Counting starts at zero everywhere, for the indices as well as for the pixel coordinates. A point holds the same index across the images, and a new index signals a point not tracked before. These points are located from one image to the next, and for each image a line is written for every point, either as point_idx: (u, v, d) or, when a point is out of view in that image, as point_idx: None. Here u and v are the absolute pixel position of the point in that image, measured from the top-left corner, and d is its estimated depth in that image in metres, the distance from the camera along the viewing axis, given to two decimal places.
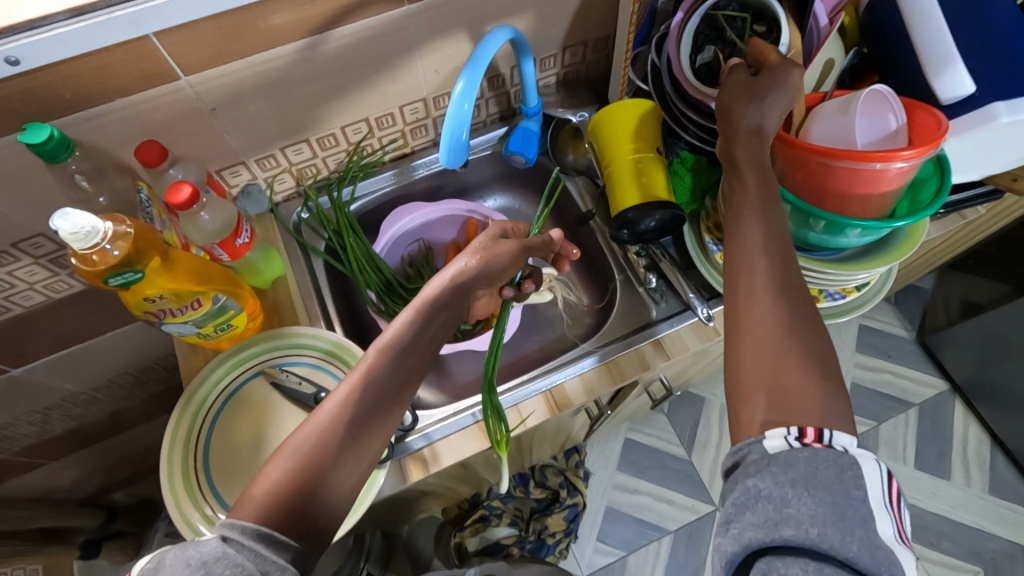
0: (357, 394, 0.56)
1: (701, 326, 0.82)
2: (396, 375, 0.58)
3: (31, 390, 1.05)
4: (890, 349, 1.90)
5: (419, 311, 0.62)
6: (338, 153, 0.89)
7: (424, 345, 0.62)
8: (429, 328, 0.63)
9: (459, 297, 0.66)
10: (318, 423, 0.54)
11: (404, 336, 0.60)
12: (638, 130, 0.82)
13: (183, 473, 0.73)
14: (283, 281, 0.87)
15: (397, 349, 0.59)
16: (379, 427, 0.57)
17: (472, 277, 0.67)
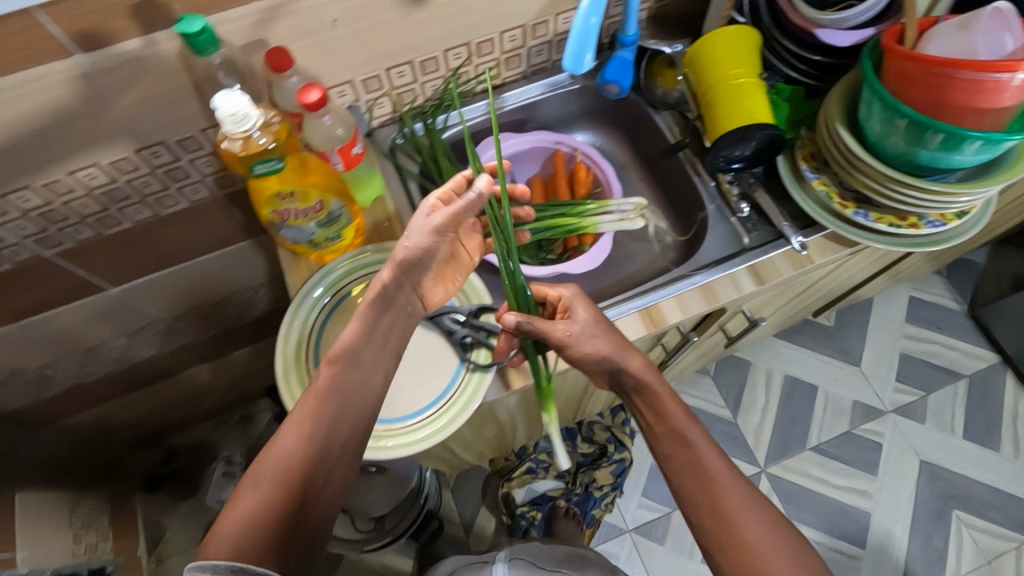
0: (310, 412, 0.66)
1: (795, 253, 0.83)
2: (342, 392, 0.67)
3: (125, 309, 1.11)
4: (938, 321, 1.92)
5: (361, 318, 0.69)
6: (436, 78, 0.91)
7: (372, 351, 0.70)
8: (377, 331, 0.70)
9: (401, 291, 0.71)
10: (282, 447, 0.64)
11: (349, 348, 0.68)
12: (739, 57, 0.83)
13: (297, 375, 0.77)
14: (382, 201, 0.90)
15: (345, 363, 0.68)
16: (345, 439, 0.67)
17: (411, 263, 0.69)
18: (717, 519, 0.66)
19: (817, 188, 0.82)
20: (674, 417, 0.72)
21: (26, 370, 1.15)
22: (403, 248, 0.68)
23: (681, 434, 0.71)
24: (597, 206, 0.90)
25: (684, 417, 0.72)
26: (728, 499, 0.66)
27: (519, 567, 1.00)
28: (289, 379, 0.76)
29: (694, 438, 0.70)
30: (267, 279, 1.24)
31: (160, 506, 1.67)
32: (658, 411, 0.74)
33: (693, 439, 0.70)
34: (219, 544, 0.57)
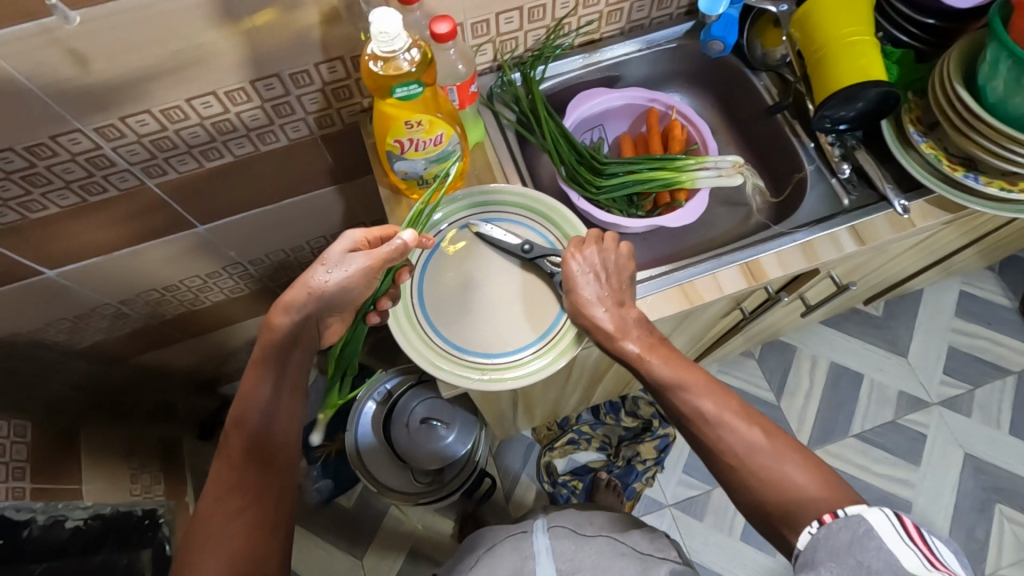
0: (229, 471, 0.65)
1: (896, 216, 0.83)
2: (256, 447, 0.67)
3: (206, 249, 1.14)
4: (990, 317, 1.88)
5: (261, 373, 0.69)
6: (539, 28, 0.91)
7: (283, 398, 0.70)
8: (280, 381, 0.70)
9: (308, 329, 0.72)
10: (210, 517, 0.63)
11: (256, 403, 0.69)
12: (854, 14, 0.82)
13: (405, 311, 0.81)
14: (482, 147, 0.90)
15: (252, 418, 0.68)
16: (284, 456, 0.69)
17: (323, 301, 0.71)
18: (718, 455, 0.64)
19: (925, 151, 0.82)
20: (640, 365, 0.71)
21: (104, 304, 1.18)
22: (322, 281, 0.71)
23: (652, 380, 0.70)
24: (695, 161, 0.91)
25: (652, 359, 0.71)
26: (720, 437, 0.64)
27: (560, 538, 0.91)
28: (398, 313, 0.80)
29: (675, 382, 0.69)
30: (340, 230, 1.25)
31: (209, 455, 1.71)
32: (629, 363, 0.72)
33: (672, 385, 0.69)
34: None
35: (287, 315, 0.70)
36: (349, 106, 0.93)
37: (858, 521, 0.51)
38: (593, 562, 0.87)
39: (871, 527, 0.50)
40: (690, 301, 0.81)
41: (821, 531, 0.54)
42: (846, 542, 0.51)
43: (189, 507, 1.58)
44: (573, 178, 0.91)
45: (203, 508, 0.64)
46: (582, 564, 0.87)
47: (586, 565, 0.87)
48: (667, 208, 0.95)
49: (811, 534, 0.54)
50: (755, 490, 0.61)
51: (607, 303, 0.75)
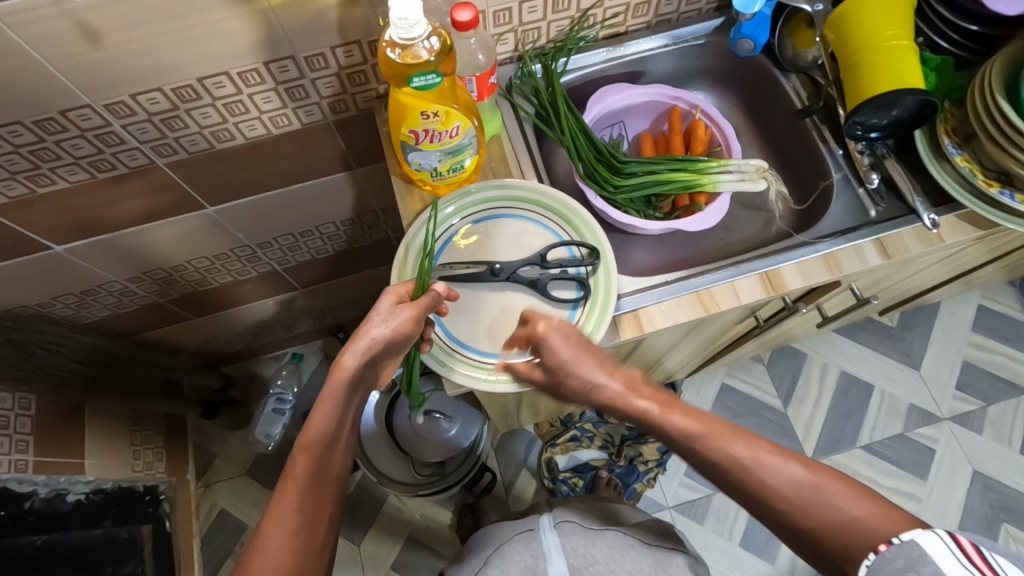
0: (292, 499, 0.64)
1: (924, 231, 0.80)
2: (320, 477, 0.66)
3: (214, 230, 1.13)
4: (1007, 333, 1.84)
5: (332, 403, 0.69)
6: (563, 19, 0.88)
7: (342, 431, 0.70)
8: (342, 410, 0.70)
9: (367, 370, 0.72)
10: (267, 539, 0.62)
11: (323, 432, 0.68)
12: (893, 17, 0.79)
13: None
14: (498, 139, 0.88)
15: (320, 445, 0.67)
16: (332, 487, 0.69)
17: (379, 350, 0.71)
18: (755, 496, 0.63)
19: (959, 164, 0.79)
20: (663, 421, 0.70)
21: (112, 281, 1.18)
22: (370, 338, 0.70)
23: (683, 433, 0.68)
24: (718, 164, 0.88)
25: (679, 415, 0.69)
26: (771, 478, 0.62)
27: (569, 533, 0.88)
28: None
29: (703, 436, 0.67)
30: (350, 217, 1.23)
31: (212, 433, 1.72)
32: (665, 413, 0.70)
33: (699, 435, 0.67)
34: None
35: (351, 356, 0.69)
36: (364, 92, 0.91)
37: (911, 546, 0.51)
38: (606, 556, 0.85)
39: (925, 551, 0.50)
40: (707, 309, 0.79)
41: (878, 561, 0.53)
42: (901, 567, 0.51)
43: (190, 485, 1.59)
44: (590, 176, 0.89)
45: (257, 535, 0.63)
46: (595, 559, 0.85)
47: (600, 559, 0.85)
48: (685, 212, 0.92)
49: (868, 566, 0.54)
50: (813, 525, 0.59)
51: (607, 366, 0.73)
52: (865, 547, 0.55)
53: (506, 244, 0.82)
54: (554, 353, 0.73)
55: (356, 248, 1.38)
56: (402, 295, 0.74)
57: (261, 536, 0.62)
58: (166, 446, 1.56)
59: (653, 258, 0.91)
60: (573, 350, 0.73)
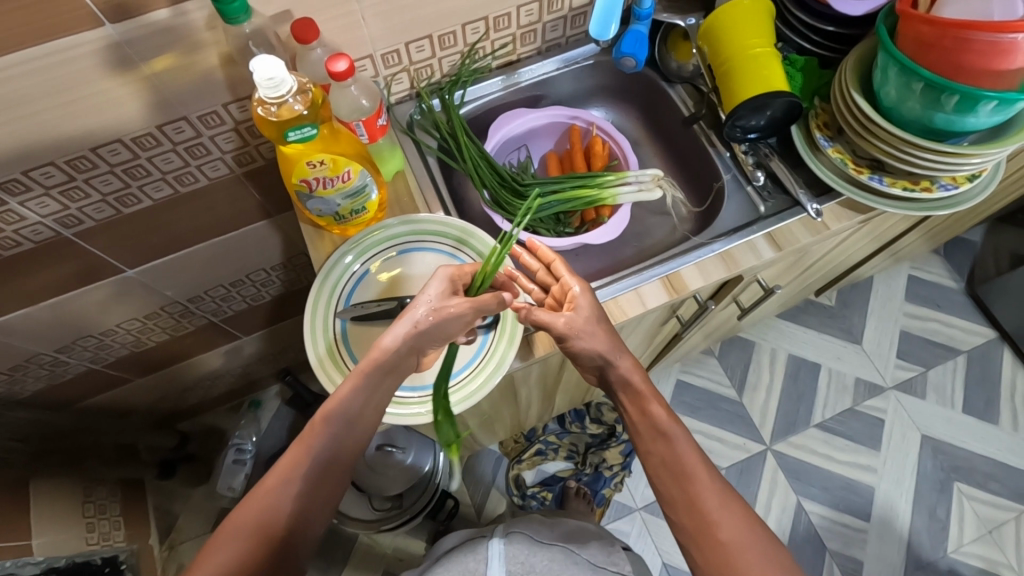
0: (295, 463, 0.67)
1: (810, 221, 0.85)
2: (328, 451, 0.68)
3: (138, 291, 1.12)
4: (938, 300, 1.93)
5: (361, 381, 0.69)
6: (453, 53, 0.92)
7: (366, 411, 0.71)
8: (373, 393, 0.71)
9: (405, 359, 0.72)
10: (265, 493, 0.66)
11: (345, 407, 0.69)
12: (754, 26, 0.84)
13: (327, 353, 0.78)
14: (402, 175, 0.90)
15: (339, 420, 0.69)
16: (335, 473, 0.69)
17: (421, 336, 0.71)
18: (694, 518, 0.65)
19: (832, 155, 0.84)
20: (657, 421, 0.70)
21: (40, 354, 1.16)
22: (422, 320, 0.71)
23: (662, 433, 0.69)
24: (615, 177, 0.92)
25: (666, 415, 0.71)
26: (715, 512, 0.64)
27: (516, 542, 0.92)
28: (320, 357, 0.77)
29: (676, 441, 0.69)
30: (281, 262, 1.24)
31: (173, 491, 1.69)
32: (644, 408, 0.72)
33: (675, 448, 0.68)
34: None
35: (391, 336, 0.70)
36: (267, 142, 0.92)
37: None
38: (546, 565, 0.90)
39: None
40: (616, 317, 0.82)
41: None
42: None
43: (153, 550, 1.55)
44: (496, 202, 0.92)
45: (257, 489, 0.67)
46: (534, 567, 0.89)
47: (539, 569, 0.89)
48: (591, 226, 0.96)
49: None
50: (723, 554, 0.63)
51: (619, 347, 0.73)
52: None
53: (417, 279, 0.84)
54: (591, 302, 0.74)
55: (294, 291, 1.38)
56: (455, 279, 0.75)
57: (266, 480, 0.67)
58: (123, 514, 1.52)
59: None
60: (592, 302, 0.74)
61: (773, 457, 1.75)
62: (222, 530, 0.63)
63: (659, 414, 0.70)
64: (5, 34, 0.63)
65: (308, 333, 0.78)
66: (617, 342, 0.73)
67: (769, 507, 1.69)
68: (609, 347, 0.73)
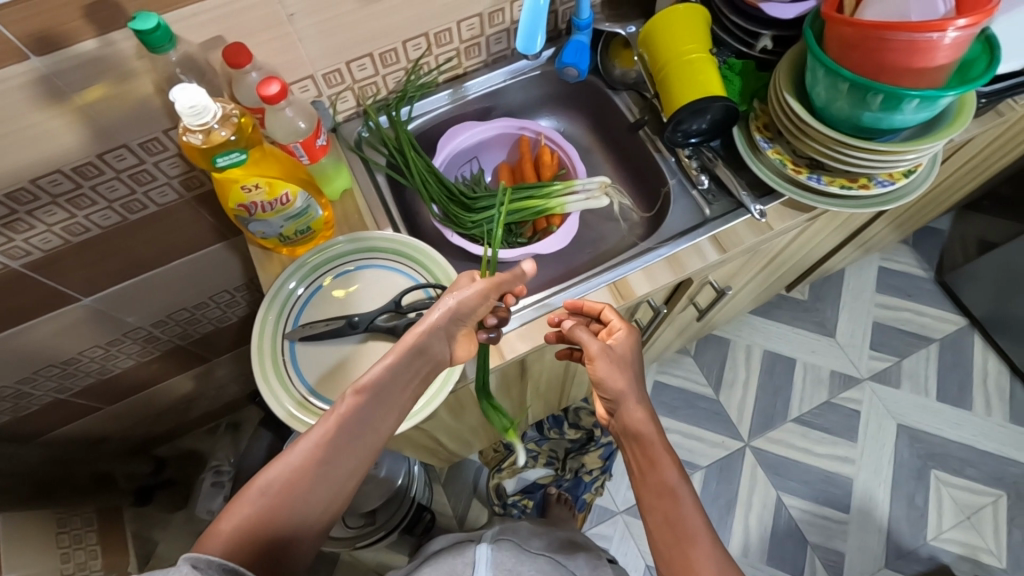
0: (321, 437, 0.63)
1: (754, 222, 0.86)
2: (355, 430, 0.65)
3: (97, 320, 1.11)
4: (909, 289, 1.95)
5: (395, 363, 0.68)
6: (397, 70, 0.92)
7: (395, 393, 0.68)
8: (404, 374, 0.69)
9: (436, 342, 0.72)
10: (287, 458, 0.62)
11: (379, 387, 0.67)
12: (688, 33, 0.85)
13: (297, 400, 0.77)
14: (351, 194, 0.90)
15: (372, 397, 0.66)
16: (357, 455, 0.65)
17: (451, 320, 0.71)
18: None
19: (771, 156, 0.85)
20: (660, 472, 0.67)
21: (2, 386, 1.15)
22: (450, 305, 0.71)
23: (671, 489, 0.66)
24: (563, 186, 0.92)
25: (677, 471, 0.67)
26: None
27: (502, 550, 0.91)
28: (293, 409, 0.76)
29: (680, 499, 0.65)
30: (244, 283, 1.24)
31: (152, 518, 1.68)
32: (652, 457, 0.69)
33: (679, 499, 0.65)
34: (215, 543, 0.56)
35: (421, 324, 0.70)
36: None
37: None
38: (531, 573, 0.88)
39: None
40: None
41: None
42: None
43: None
44: (447, 216, 0.93)
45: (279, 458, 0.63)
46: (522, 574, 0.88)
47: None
48: (544, 234, 0.97)
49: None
50: None
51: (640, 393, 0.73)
52: None
53: (368, 296, 0.83)
54: (631, 350, 0.75)
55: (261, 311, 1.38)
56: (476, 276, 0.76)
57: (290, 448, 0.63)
58: (99, 543, 1.50)
59: (520, 282, 0.95)
60: (631, 342, 0.74)
61: (752, 454, 1.76)
62: (245, 488, 0.60)
63: (671, 469, 0.67)
64: None
65: (259, 371, 0.77)
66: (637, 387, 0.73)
67: (751, 503, 1.70)
68: (629, 386, 0.72)
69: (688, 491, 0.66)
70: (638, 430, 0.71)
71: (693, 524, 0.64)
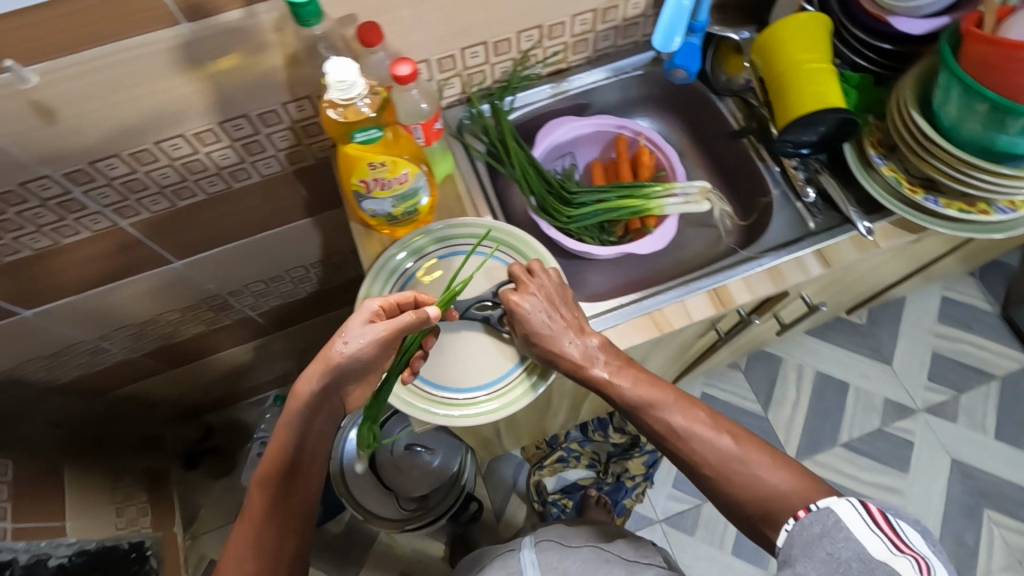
0: (250, 529, 0.69)
1: (861, 238, 0.84)
2: (277, 509, 0.70)
3: (182, 283, 1.14)
4: (971, 322, 1.89)
5: (287, 434, 0.72)
6: (505, 60, 0.93)
7: (305, 459, 0.72)
8: (305, 437, 0.72)
9: (328, 396, 0.72)
10: (228, 564, 0.69)
11: (281, 461, 0.71)
12: (809, 42, 0.84)
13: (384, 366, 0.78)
14: (452, 179, 0.91)
15: (275, 475, 0.71)
16: (294, 529, 0.71)
17: (338, 370, 0.70)
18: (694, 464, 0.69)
19: (886, 174, 0.84)
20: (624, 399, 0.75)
21: (83, 340, 1.18)
22: (339, 352, 0.70)
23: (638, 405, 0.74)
24: (663, 188, 0.92)
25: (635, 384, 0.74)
26: (722, 454, 0.68)
27: (546, 550, 0.92)
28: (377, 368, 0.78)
29: (662, 405, 0.73)
30: (319, 259, 1.26)
31: (196, 483, 1.70)
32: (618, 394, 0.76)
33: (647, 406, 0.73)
34: None
35: (305, 381, 0.71)
36: (319, 142, 0.94)
37: (827, 513, 0.56)
38: (577, 567, 0.89)
39: (839, 517, 0.55)
40: (661, 328, 0.82)
41: (797, 527, 0.58)
42: (815, 531, 0.56)
43: (176, 538, 1.56)
44: (544, 209, 0.92)
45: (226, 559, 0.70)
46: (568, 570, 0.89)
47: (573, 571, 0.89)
48: (636, 235, 0.97)
49: (788, 531, 0.58)
50: (734, 485, 0.66)
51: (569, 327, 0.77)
52: (784, 513, 0.61)
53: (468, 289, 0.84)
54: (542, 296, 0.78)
55: (329, 288, 1.40)
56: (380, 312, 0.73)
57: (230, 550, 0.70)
58: (150, 501, 1.53)
59: (608, 280, 0.94)
60: (534, 291, 0.77)
61: None
62: None
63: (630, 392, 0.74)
64: (85, 30, 0.65)
65: None
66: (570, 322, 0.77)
67: None
68: (559, 325, 0.76)
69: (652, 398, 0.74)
70: (591, 364, 0.76)
71: (685, 423, 0.71)
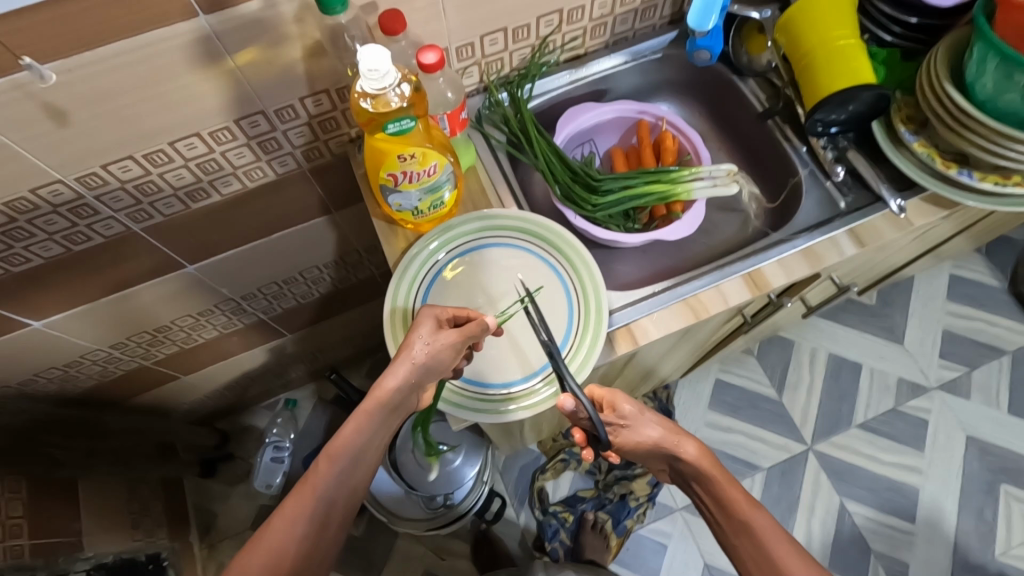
0: (304, 505, 0.68)
1: (893, 217, 0.83)
2: (334, 492, 0.69)
3: (195, 288, 1.11)
4: (981, 298, 1.88)
5: (365, 420, 0.71)
6: (524, 47, 0.90)
7: (371, 449, 0.73)
8: (376, 431, 0.73)
9: (407, 397, 0.73)
10: (276, 531, 0.66)
11: (352, 445, 0.71)
12: (837, 18, 0.82)
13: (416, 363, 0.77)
14: (474, 170, 0.89)
15: (345, 458, 0.70)
16: (340, 514, 0.70)
17: (419, 372, 0.72)
18: None
19: (917, 150, 0.82)
20: (739, 512, 0.70)
21: (94, 350, 1.15)
22: (419, 354, 0.71)
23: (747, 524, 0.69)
24: (690, 172, 0.90)
25: (748, 504, 0.71)
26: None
27: None
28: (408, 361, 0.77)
29: (760, 530, 0.69)
30: (333, 259, 1.23)
31: (210, 491, 1.67)
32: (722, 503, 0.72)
33: (762, 543, 0.68)
34: None
35: (391, 378, 0.71)
36: (336, 137, 0.92)
37: None
38: None
39: None
40: (697, 314, 0.80)
41: None
42: None
43: (193, 548, 1.54)
44: (569, 198, 0.90)
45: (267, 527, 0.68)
46: None
47: None
48: (661, 222, 0.95)
49: None
50: None
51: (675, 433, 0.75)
52: None
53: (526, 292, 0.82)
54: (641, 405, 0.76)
55: (342, 288, 1.37)
56: (445, 317, 0.74)
57: (275, 520, 0.67)
58: (165, 512, 1.51)
59: (637, 268, 0.93)
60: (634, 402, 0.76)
61: (815, 458, 1.72)
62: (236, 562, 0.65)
63: (742, 504, 0.71)
64: (100, 27, 0.62)
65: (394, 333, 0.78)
66: (675, 430, 0.75)
67: (813, 509, 1.67)
68: (643, 419, 0.75)
69: (763, 517, 0.69)
70: (701, 467, 0.73)
71: (785, 558, 0.67)
